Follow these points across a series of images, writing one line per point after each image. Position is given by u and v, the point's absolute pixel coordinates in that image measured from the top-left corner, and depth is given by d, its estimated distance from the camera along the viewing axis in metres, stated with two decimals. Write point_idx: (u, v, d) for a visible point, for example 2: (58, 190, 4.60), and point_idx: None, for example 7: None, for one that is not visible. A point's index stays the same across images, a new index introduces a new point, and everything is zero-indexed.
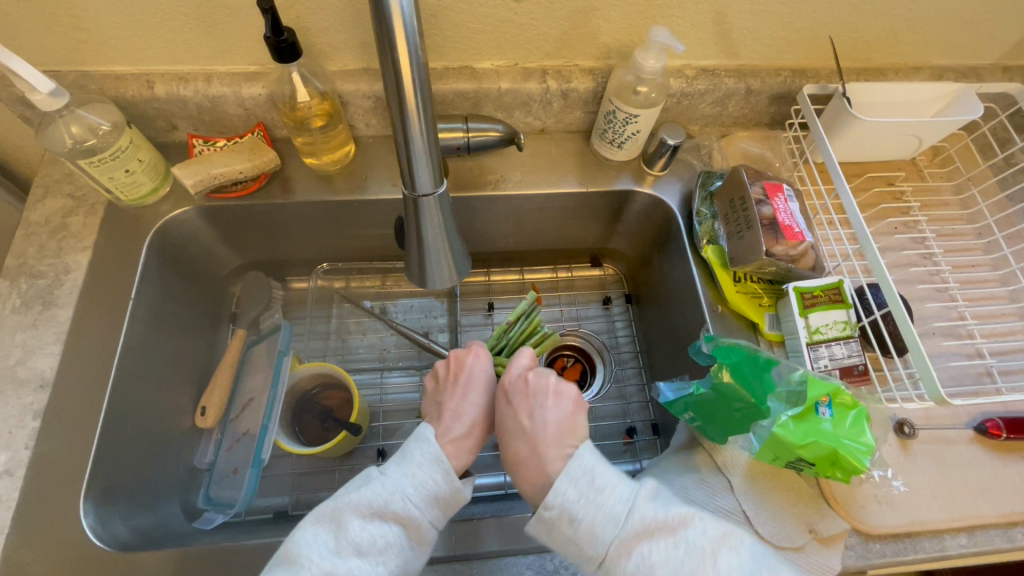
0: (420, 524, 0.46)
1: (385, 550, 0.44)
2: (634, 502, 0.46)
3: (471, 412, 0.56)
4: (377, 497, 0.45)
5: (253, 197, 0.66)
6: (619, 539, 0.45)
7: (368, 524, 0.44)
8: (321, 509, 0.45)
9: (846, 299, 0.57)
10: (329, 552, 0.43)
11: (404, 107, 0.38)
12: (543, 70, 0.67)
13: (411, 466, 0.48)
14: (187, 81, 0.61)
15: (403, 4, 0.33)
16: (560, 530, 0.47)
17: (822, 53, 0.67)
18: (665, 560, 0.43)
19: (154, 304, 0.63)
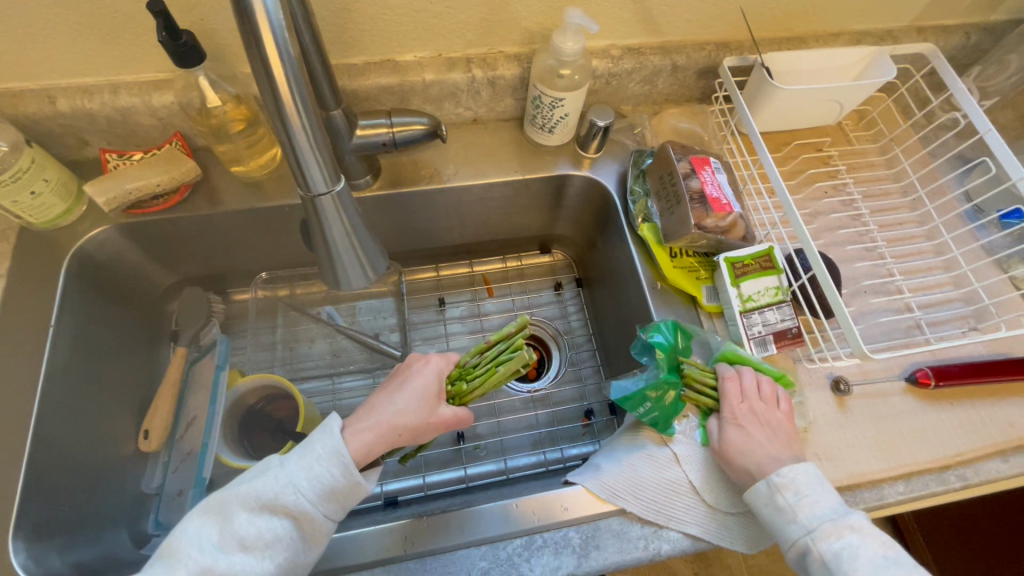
0: (314, 518, 0.44)
1: (272, 544, 0.43)
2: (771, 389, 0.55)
3: (396, 411, 0.50)
4: (266, 490, 0.44)
5: (178, 210, 0.64)
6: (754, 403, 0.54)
7: (255, 517, 0.43)
8: (208, 500, 0.44)
9: (776, 265, 0.58)
10: (210, 547, 0.42)
11: (283, 108, 0.36)
12: (467, 59, 0.66)
13: (310, 458, 0.45)
14: (91, 94, 0.58)
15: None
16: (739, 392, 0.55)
17: (742, 24, 0.68)
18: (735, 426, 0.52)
19: (79, 329, 0.60)
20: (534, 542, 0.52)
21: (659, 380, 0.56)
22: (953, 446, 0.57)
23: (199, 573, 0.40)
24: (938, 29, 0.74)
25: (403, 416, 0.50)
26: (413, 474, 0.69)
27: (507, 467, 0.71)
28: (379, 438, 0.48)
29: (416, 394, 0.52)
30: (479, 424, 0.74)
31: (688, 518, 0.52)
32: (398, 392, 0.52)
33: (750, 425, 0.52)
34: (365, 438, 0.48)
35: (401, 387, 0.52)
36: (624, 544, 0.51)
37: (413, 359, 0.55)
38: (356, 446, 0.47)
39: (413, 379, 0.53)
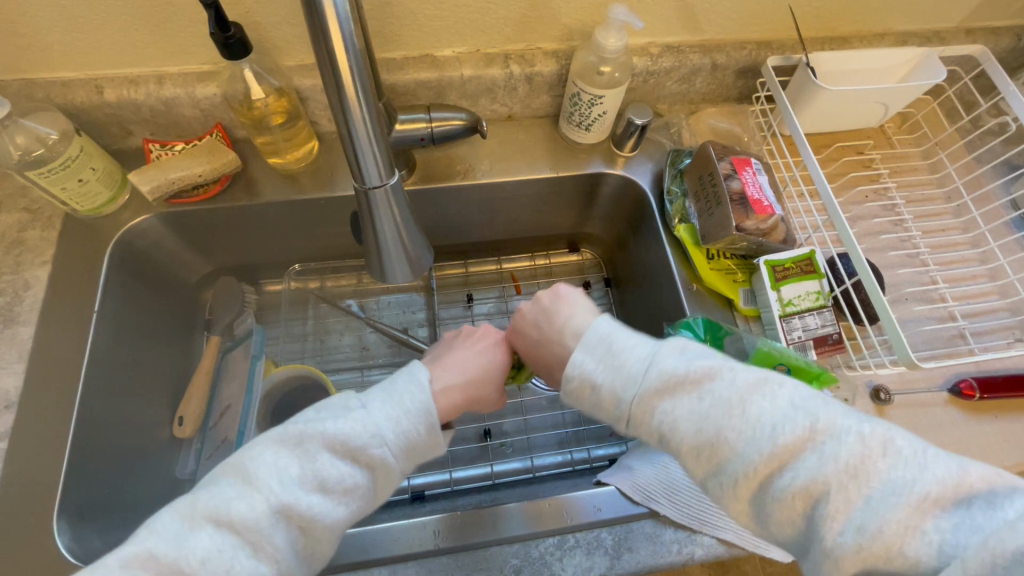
0: (389, 470, 0.44)
1: (347, 491, 0.42)
2: (621, 397, 0.44)
3: (480, 374, 0.53)
4: (351, 434, 0.42)
5: (216, 201, 0.64)
6: (605, 410, 0.45)
7: (336, 460, 0.42)
8: (290, 430, 0.42)
9: (817, 270, 0.57)
10: (289, 481, 0.40)
11: (344, 103, 0.36)
12: (505, 55, 0.66)
13: (394, 407, 0.44)
14: (137, 84, 0.59)
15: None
16: (584, 397, 0.45)
17: (786, 23, 0.67)
18: (690, 415, 0.41)
19: (121, 315, 0.61)
20: (566, 542, 0.51)
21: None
22: (997, 460, 0.56)
23: (279, 507, 0.39)
24: (988, 30, 0.72)
25: (486, 380, 0.52)
26: (439, 469, 0.69)
27: (533, 465, 0.70)
28: (463, 397, 0.50)
29: (499, 364, 0.55)
30: (505, 421, 0.73)
31: (721, 524, 0.51)
32: (481, 353, 0.54)
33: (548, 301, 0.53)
34: (455, 395, 0.50)
35: (482, 349, 0.55)
36: (656, 547, 0.51)
37: (492, 325, 0.58)
38: (445, 400, 0.49)
39: (496, 346, 0.56)
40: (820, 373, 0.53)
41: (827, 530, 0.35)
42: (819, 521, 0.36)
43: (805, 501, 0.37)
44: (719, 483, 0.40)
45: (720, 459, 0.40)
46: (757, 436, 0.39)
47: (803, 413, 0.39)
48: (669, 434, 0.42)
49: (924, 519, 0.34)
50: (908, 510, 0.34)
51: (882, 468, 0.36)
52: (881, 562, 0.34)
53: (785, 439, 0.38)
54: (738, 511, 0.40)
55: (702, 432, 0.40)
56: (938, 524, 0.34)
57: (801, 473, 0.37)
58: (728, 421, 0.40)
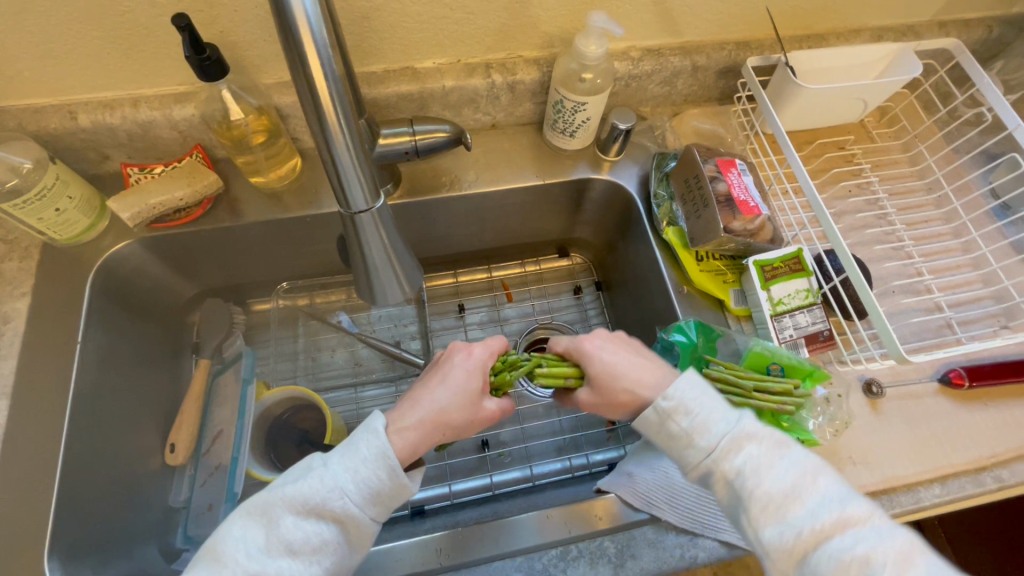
0: (360, 522, 0.44)
1: (319, 549, 0.43)
2: (709, 435, 0.44)
3: (444, 402, 0.50)
4: (311, 493, 0.43)
5: (199, 223, 0.63)
6: (688, 441, 0.45)
7: (302, 521, 0.42)
8: (253, 502, 0.43)
9: (806, 267, 0.57)
10: (256, 551, 0.41)
11: (321, 120, 0.35)
12: (486, 64, 0.65)
13: (354, 459, 0.44)
14: (112, 108, 0.58)
15: (307, 9, 0.30)
16: (666, 428, 0.46)
17: (764, 23, 0.67)
18: (771, 468, 0.43)
19: (106, 344, 0.60)
20: (569, 552, 0.51)
21: None
22: (988, 447, 0.57)
23: None
24: (961, 23, 0.73)
25: (446, 412, 0.49)
26: (439, 483, 0.69)
27: (533, 473, 0.70)
28: (426, 435, 0.48)
29: (457, 390, 0.51)
30: (502, 431, 0.73)
31: (723, 526, 0.51)
32: (441, 384, 0.51)
33: (606, 353, 0.52)
34: (410, 435, 0.48)
35: (442, 379, 0.52)
36: (659, 552, 0.51)
37: (459, 349, 0.54)
38: (403, 444, 0.47)
39: (455, 372, 0.52)
40: (812, 371, 0.54)
41: None
42: None
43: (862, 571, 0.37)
44: (779, 534, 0.40)
45: (787, 511, 0.41)
46: (827, 504, 0.40)
47: (868, 500, 0.41)
48: (743, 474, 0.43)
49: None
50: None
51: (931, 564, 0.38)
52: None
53: (853, 512, 0.40)
54: (775, 568, 0.40)
55: (783, 484, 0.42)
56: None
57: (863, 541, 0.38)
58: (804, 487, 0.41)
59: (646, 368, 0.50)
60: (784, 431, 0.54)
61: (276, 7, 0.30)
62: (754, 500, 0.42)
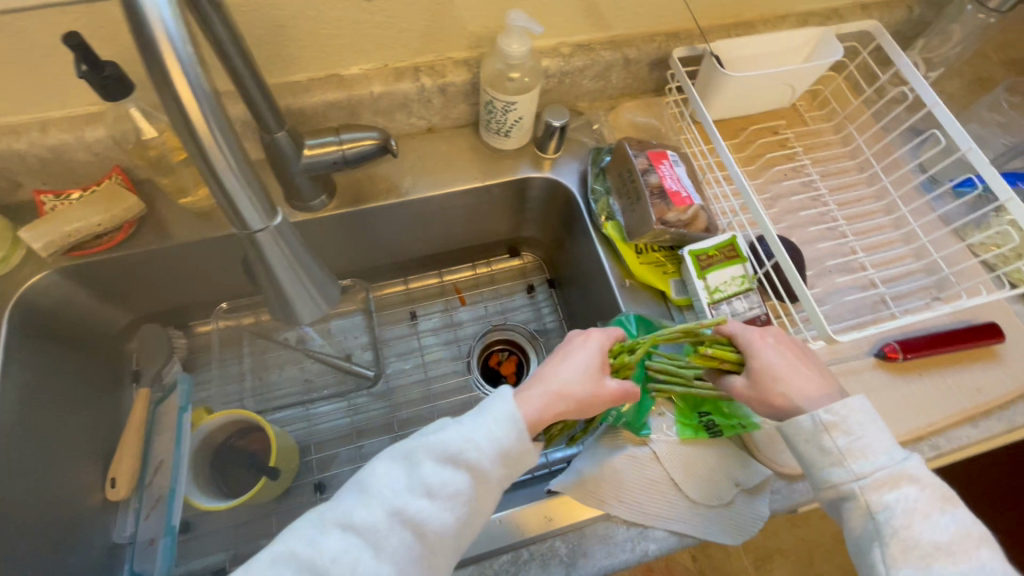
0: (487, 479, 0.43)
1: (453, 499, 0.42)
2: (864, 463, 0.43)
3: (569, 380, 0.49)
4: (451, 442, 0.42)
5: (124, 248, 0.61)
6: (838, 460, 0.44)
7: (440, 467, 0.42)
8: (405, 444, 0.44)
9: (739, 254, 0.58)
10: (403, 489, 0.41)
11: (198, 144, 0.31)
12: (415, 67, 0.64)
13: (489, 418, 0.44)
14: (18, 133, 0.55)
15: (170, 29, 0.27)
16: (817, 441, 0.44)
17: (690, 13, 0.68)
18: (928, 517, 0.41)
19: (31, 381, 0.57)
20: (520, 556, 0.51)
21: None
22: (923, 417, 0.58)
23: (392, 512, 0.40)
24: (881, 5, 0.75)
25: (570, 387, 0.48)
26: None
27: None
28: (550, 404, 0.47)
29: (583, 369, 0.50)
30: None
31: (671, 515, 0.52)
32: (564, 362, 0.50)
33: (772, 350, 0.49)
34: (535, 402, 0.47)
35: (565, 358, 0.51)
36: (610, 547, 0.51)
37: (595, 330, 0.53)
38: (531, 410, 0.47)
39: (579, 352, 0.51)
40: None
41: None
42: None
43: None
44: None
45: (932, 565, 0.39)
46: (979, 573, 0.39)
47: None
48: (889, 509, 0.41)
49: None
50: None
51: None
52: None
53: None
54: None
55: (936, 535, 0.40)
56: None
57: None
58: (960, 548, 0.40)
59: (809, 377, 0.48)
60: (726, 419, 0.54)
61: (135, 28, 0.27)
62: (891, 539, 0.41)
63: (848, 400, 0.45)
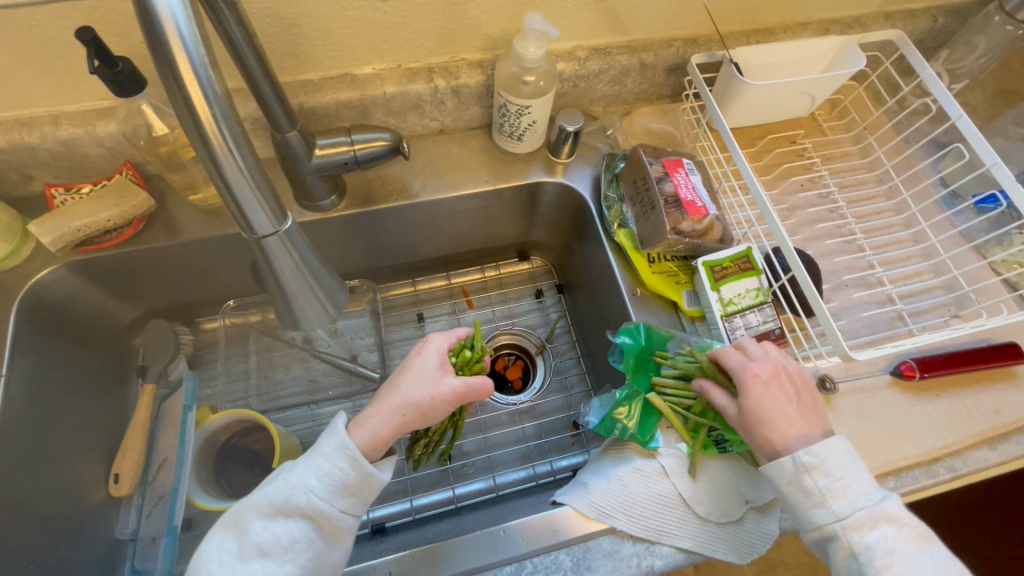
0: (328, 515, 0.45)
1: (291, 547, 0.44)
2: (817, 512, 0.44)
3: (416, 390, 0.51)
4: (276, 494, 0.45)
5: (135, 243, 0.61)
6: (819, 501, 0.44)
7: (271, 522, 0.45)
8: (230, 515, 0.46)
9: (755, 266, 0.57)
10: (230, 557, 0.44)
11: (207, 144, 0.31)
12: (429, 69, 0.64)
13: (316, 459, 0.46)
14: (30, 126, 0.55)
15: (178, 18, 0.27)
16: (800, 483, 0.44)
17: (708, 19, 0.67)
18: (908, 557, 0.41)
19: (36, 375, 0.57)
20: (524, 568, 0.50)
21: (619, 397, 0.56)
22: (939, 437, 0.57)
23: None
24: (905, 14, 0.74)
25: (406, 395, 0.50)
26: (399, 498, 0.68)
27: (496, 484, 0.70)
28: (388, 418, 0.49)
29: (419, 374, 0.52)
30: (466, 441, 0.72)
31: (678, 532, 0.51)
32: (402, 373, 0.53)
33: (767, 387, 0.48)
34: (375, 420, 0.49)
35: (403, 369, 0.53)
36: (616, 563, 0.50)
37: (433, 338, 0.55)
38: (365, 432, 0.48)
39: (417, 362, 0.53)
40: None
41: None
42: None
43: None
44: None
45: None
46: None
47: None
48: (855, 535, 0.42)
49: None
50: None
51: None
52: None
53: None
54: None
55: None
56: None
57: None
58: None
59: (805, 417, 0.48)
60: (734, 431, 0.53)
61: (145, 20, 0.27)
62: None
63: (829, 440, 0.45)
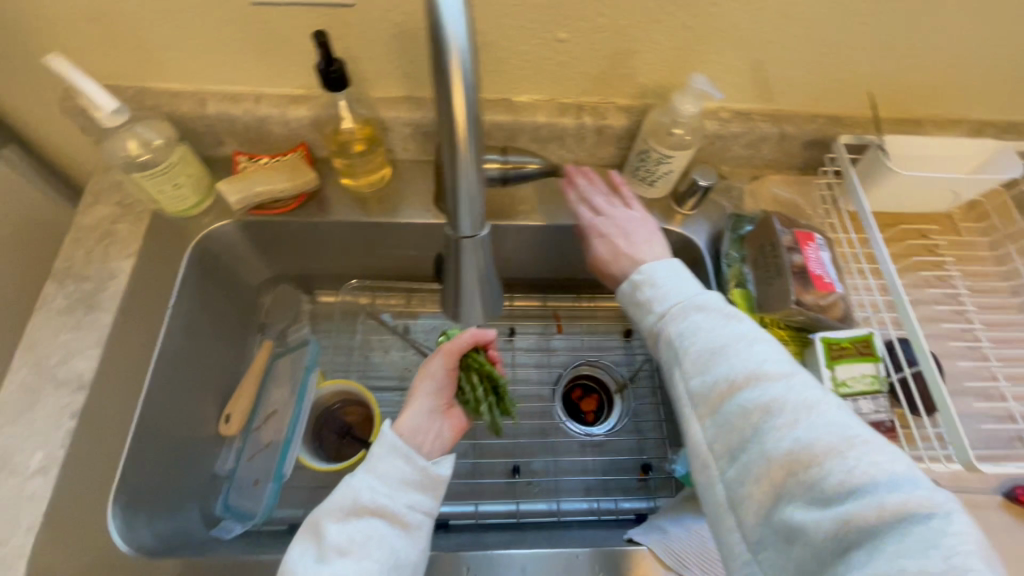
0: (397, 510, 0.47)
1: (368, 544, 0.45)
2: (708, 333, 0.47)
3: (438, 368, 0.57)
4: (345, 497, 0.46)
5: (292, 214, 0.68)
6: (659, 313, 0.52)
7: (344, 524, 0.45)
8: (304, 525, 0.46)
9: (875, 353, 0.56)
10: (312, 561, 0.44)
11: (454, 151, 0.37)
12: (579, 106, 0.68)
13: (374, 461, 0.48)
14: (237, 101, 0.64)
15: (463, 54, 0.33)
16: (635, 298, 0.55)
17: (857, 102, 0.68)
18: (710, 331, 0.47)
19: (191, 312, 0.65)
20: None
21: None
22: None
23: None
24: None
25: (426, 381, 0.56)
26: (466, 500, 0.71)
27: (558, 508, 0.71)
28: (421, 403, 0.54)
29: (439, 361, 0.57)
30: (534, 460, 0.74)
31: None
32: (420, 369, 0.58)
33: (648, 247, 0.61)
34: (413, 409, 0.54)
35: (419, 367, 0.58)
36: None
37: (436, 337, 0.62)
38: (408, 420, 0.53)
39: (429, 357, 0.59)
40: None
41: (769, 437, 0.40)
42: (763, 433, 0.40)
43: (762, 413, 0.41)
44: (701, 381, 0.45)
45: (710, 363, 0.45)
46: (757, 360, 0.44)
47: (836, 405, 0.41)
48: (775, 432, 0.40)
49: (840, 453, 0.37)
50: (821, 446, 0.38)
51: (823, 418, 0.39)
52: (779, 478, 0.39)
53: (769, 370, 0.43)
54: (695, 411, 0.45)
55: (747, 355, 0.44)
56: (864, 485, 0.36)
57: (786, 389, 0.41)
58: (732, 346, 0.45)
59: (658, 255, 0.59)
60: None
61: (437, 55, 0.33)
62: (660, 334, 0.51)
63: (699, 292, 0.51)
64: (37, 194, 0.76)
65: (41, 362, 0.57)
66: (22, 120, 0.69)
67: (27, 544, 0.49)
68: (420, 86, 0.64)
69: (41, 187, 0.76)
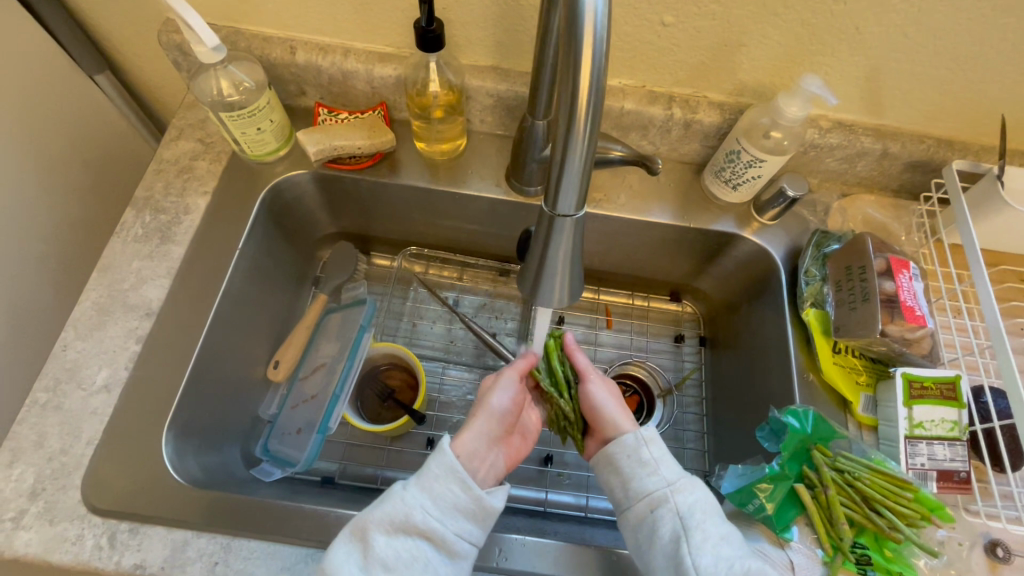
0: (444, 535, 0.46)
1: (412, 565, 0.45)
2: (716, 517, 0.47)
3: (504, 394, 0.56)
4: (395, 512, 0.46)
5: (363, 172, 0.68)
6: (651, 467, 0.50)
7: (392, 539, 0.45)
8: (351, 527, 0.46)
9: (959, 398, 0.52)
10: (357, 569, 0.44)
11: (574, 115, 0.34)
12: (670, 96, 0.65)
13: (428, 479, 0.47)
14: (326, 52, 0.63)
15: (596, 13, 0.31)
16: (634, 453, 0.51)
17: (976, 126, 0.62)
18: (698, 505, 0.48)
19: (256, 256, 0.66)
20: None
21: (766, 472, 0.54)
22: None
23: None
24: None
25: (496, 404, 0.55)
26: None
27: (586, 505, 0.69)
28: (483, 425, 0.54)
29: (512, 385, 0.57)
30: (568, 452, 0.73)
31: None
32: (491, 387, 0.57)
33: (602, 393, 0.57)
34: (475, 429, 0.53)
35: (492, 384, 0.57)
36: None
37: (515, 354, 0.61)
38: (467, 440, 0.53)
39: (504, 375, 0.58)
40: (939, 506, 0.49)
41: None
42: None
43: None
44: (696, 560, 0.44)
45: (697, 528, 0.46)
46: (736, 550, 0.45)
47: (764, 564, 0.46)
48: None
49: None
50: None
51: None
52: None
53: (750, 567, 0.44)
54: None
55: (721, 528, 0.47)
56: None
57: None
58: (714, 523, 0.47)
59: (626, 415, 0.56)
60: (885, 559, 0.49)
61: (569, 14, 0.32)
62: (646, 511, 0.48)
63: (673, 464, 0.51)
64: (118, 116, 0.79)
65: (115, 284, 0.60)
66: (120, 49, 0.71)
67: (88, 456, 0.52)
68: (508, 57, 0.62)
69: (120, 108, 0.79)
